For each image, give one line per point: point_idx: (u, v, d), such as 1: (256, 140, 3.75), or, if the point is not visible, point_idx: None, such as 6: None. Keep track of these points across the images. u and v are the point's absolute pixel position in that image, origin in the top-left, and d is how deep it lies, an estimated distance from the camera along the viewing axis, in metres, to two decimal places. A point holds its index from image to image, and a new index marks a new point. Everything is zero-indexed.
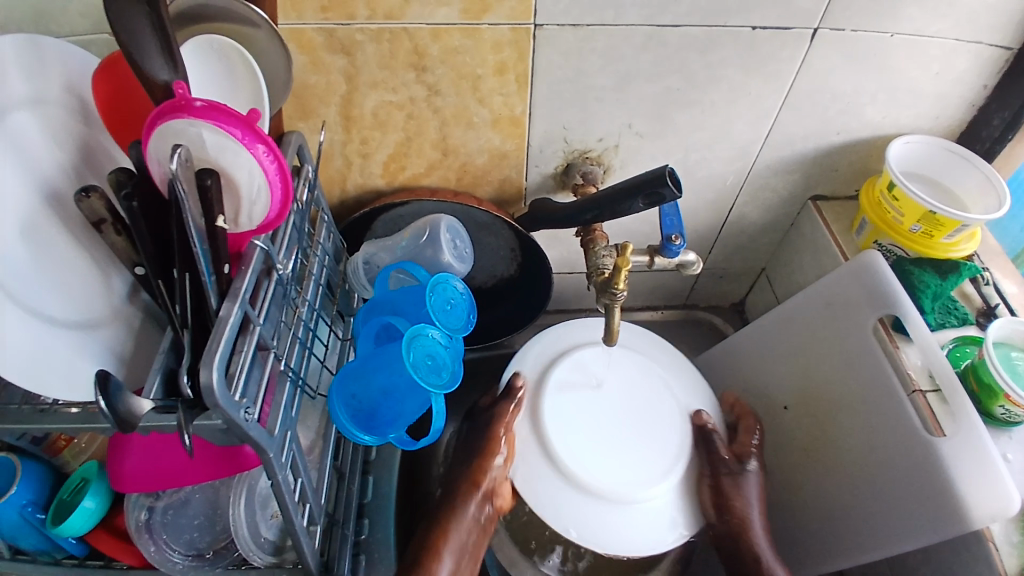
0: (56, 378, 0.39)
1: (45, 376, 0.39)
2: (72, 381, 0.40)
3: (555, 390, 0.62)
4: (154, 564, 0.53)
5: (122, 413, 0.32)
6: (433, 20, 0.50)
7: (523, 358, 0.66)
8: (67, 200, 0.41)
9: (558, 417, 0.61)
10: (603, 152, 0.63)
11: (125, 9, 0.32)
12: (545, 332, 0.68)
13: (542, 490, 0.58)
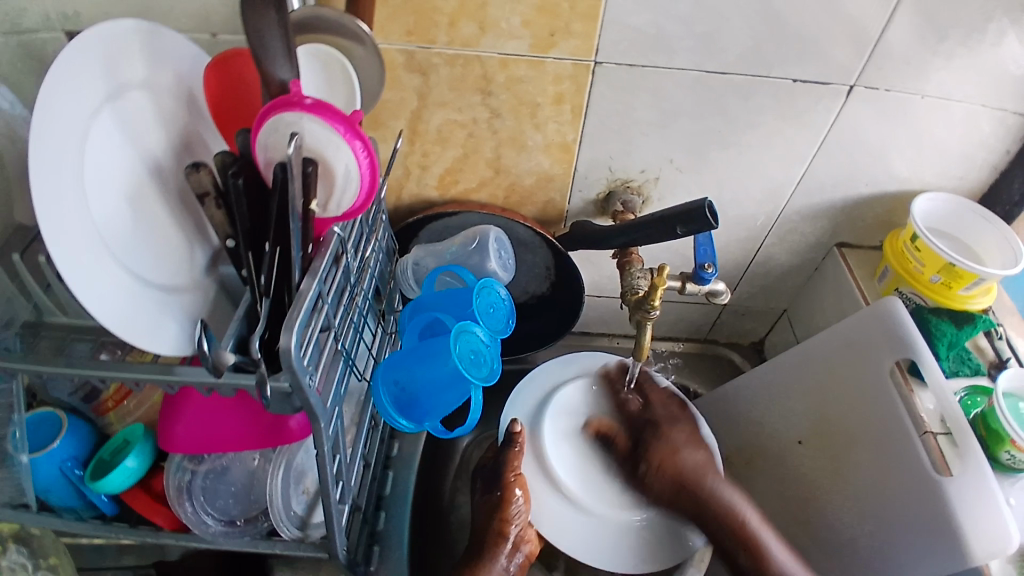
0: (143, 333, 0.42)
1: (134, 330, 0.42)
2: (155, 338, 0.43)
3: (553, 428, 0.68)
4: (188, 525, 0.55)
5: (213, 358, 0.39)
6: (503, 51, 0.55)
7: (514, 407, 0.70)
8: (168, 177, 0.46)
9: (557, 456, 0.66)
10: (643, 183, 0.67)
11: (259, 13, 0.38)
12: (524, 381, 0.72)
13: (558, 519, 0.65)
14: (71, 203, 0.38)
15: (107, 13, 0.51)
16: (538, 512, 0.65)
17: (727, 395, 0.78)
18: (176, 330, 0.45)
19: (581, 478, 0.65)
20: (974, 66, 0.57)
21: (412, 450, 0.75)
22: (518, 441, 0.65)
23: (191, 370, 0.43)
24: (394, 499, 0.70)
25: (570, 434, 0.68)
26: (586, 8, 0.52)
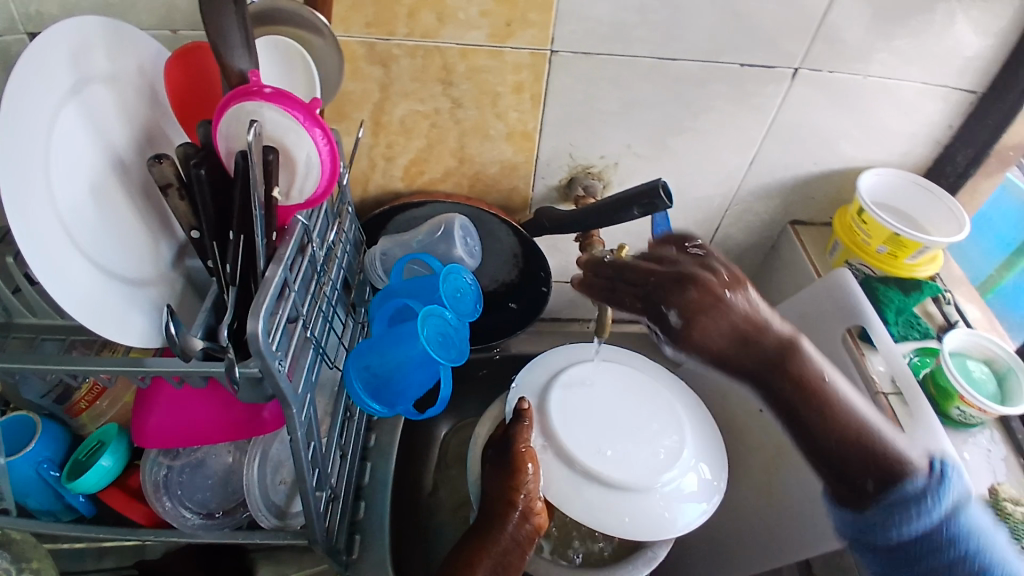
0: (110, 322, 0.43)
1: (99, 318, 0.42)
2: (121, 326, 0.44)
3: (557, 405, 0.67)
4: (167, 519, 0.56)
5: (180, 343, 0.41)
6: (463, 41, 0.57)
7: (517, 391, 0.70)
8: (129, 170, 0.47)
9: (564, 429, 0.65)
10: (604, 169, 0.70)
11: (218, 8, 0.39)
12: (525, 369, 0.72)
13: (574, 496, 0.61)
14: (39, 198, 0.39)
15: (63, 12, 0.51)
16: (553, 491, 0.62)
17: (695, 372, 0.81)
18: (143, 320, 0.46)
19: (591, 445, 0.64)
20: (912, 45, 0.60)
21: (390, 440, 0.76)
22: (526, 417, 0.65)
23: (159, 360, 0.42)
24: (372, 488, 0.72)
25: (573, 406, 0.68)
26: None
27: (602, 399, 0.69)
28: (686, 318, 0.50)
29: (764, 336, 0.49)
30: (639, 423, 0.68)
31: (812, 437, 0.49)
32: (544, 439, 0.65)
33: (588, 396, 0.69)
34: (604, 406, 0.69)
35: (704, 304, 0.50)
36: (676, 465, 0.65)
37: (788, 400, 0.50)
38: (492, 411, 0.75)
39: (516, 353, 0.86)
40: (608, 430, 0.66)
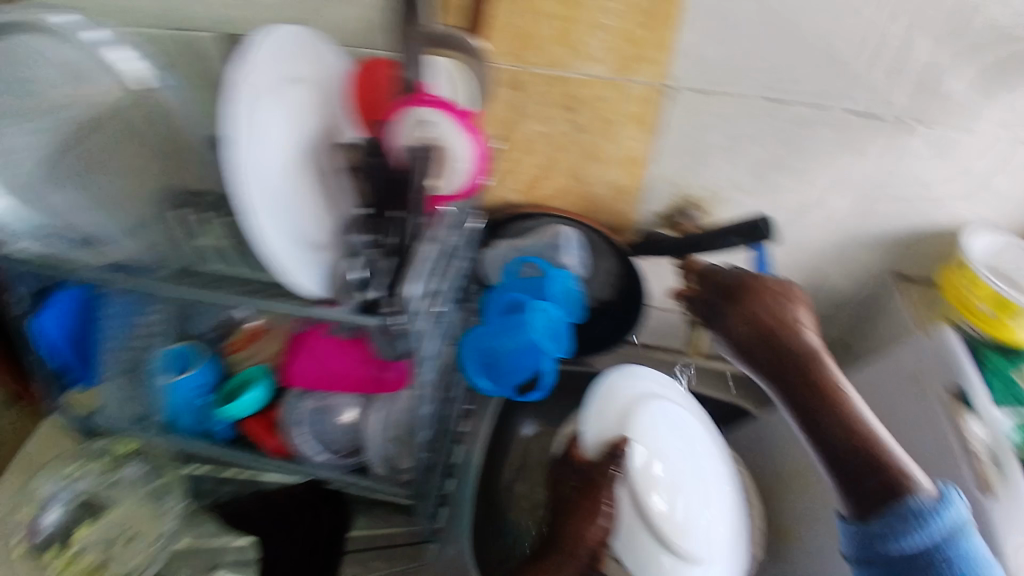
0: (294, 268, 0.54)
1: (288, 264, 0.53)
2: (301, 273, 0.54)
3: (641, 451, 0.65)
4: (300, 450, 0.67)
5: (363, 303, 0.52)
6: (587, 72, 0.64)
7: (597, 420, 0.68)
8: (316, 153, 0.58)
9: (643, 474, 0.64)
10: (709, 200, 0.74)
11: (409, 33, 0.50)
12: (605, 394, 0.69)
13: (642, 551, 0.62)
14: (259, 165, 0.51)
15: None
16: (624, 543, 0.63)
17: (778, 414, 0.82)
18: (314, 273, 0.56)
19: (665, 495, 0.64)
20: None
21: (480, 428, 0.84)
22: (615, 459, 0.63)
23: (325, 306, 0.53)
24: (463, 470, 0.80)
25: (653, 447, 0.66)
26: (663, 38, 0.61)
27: (680, 450, 0.67)
28: (727, 316, 0.64)
29: (791, 337, 0.61)
30: (709, 484, 0.67)
31: (827, 438, 0.56)
32: (626, 487, 0.64)
33: (668, 444, 0.67)
34: (681, 453, 0.67)
35: (757, 305, 0.63)
36: (732, 543, 0.66)
37: (808, 402, 0.58)
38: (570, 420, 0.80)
39: (603, 369, 0.91)
40: (681, 487, 0.65)
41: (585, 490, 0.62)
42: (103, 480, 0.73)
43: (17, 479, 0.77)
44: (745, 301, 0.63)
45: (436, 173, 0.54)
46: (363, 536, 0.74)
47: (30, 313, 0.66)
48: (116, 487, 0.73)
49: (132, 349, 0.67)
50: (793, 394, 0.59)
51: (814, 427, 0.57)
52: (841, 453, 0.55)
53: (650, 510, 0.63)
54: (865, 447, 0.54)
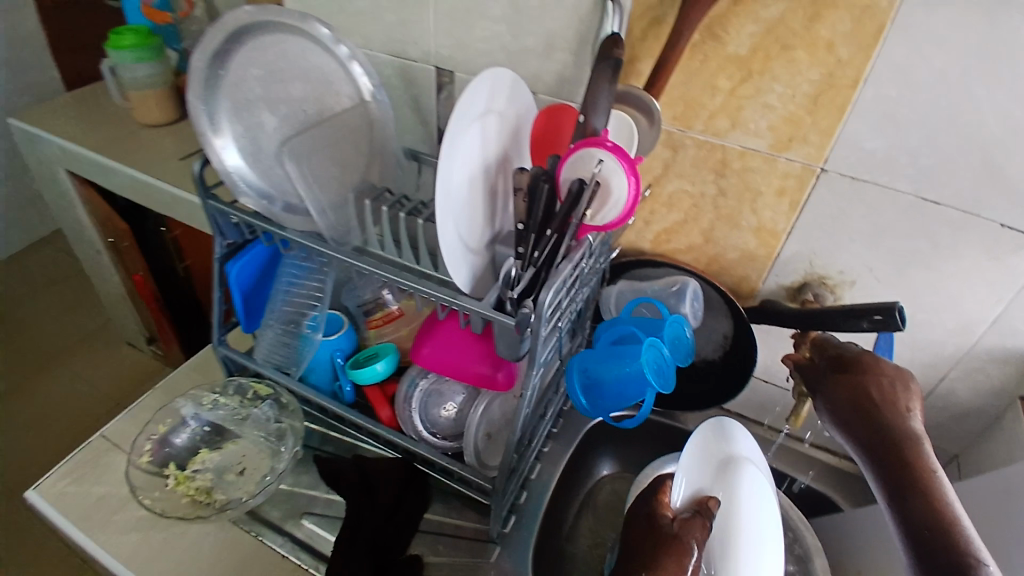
0: (454, 265, 0.62)
1: (452, 261, 0.62)
2: (456, 270, 0.63)
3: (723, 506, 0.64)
4: (404, 422, 0.74)
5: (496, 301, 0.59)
6: (745, 145, 0.72)
7: (694, 478, 0.67)
8: (491, 174, 0.67)
9: (721, 535, 0.62)
10: (839, 283, 0.77)
11: (598, 85, 0.58)
12: (705, 441, 0.69)
13: None
14: (446, 174, 0.60)
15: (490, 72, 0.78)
16: None
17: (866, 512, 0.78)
18: (466, 273, 0.65)
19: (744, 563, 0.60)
20: None
21: (561, 451, 0.88)
22: (705, 516, 0.62)
23: (467, 300, 0.61)
24: (537, 485, 0.83)
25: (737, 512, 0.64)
26: (825, 125, 0.67)
27: (768, 519, 0.63)
28: (833, 382, 0.67)
29: (891, 416, 0.62)
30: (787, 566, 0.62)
31: (907, 517, 0.55)
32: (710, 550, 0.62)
33: (755, 508, 0.63)
34: (771, 525, 0.63)
35: (867, 380, 0.65)
36: None
37: (897, 480, 0.58)
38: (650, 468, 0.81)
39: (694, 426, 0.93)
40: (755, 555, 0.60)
41: (668, 547, 0.61)
42: (234, 416, 0.83)
43: (154, 401, 0.86)
44: (855, 374, 0.66)
45: (590, 208, 0.59)
46: (436, 519, 0.79)
47: (226, 259, 0.76)
48: (243, 424, 0.82)
49: (292, 304, 0.78)
50: (883, 467, 0.60)
51: (898, 505, 0.57)
52: (918, 527, 0.54)
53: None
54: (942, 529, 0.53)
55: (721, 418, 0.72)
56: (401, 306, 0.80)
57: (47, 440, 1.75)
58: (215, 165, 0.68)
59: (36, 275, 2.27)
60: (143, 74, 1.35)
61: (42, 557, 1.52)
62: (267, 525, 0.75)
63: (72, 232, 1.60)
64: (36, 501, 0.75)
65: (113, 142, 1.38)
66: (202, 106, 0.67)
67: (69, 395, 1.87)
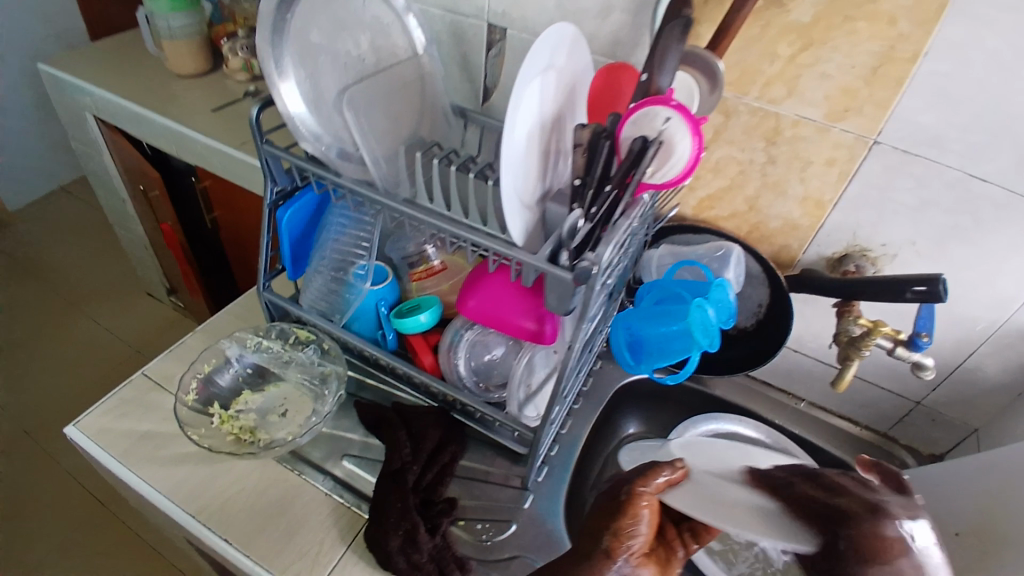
0: (512, 218, 0.63)
1: (510, 213, 0.63)
2: (513, 222, 0.64)
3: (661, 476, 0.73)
4: (448, 371, 0.77)
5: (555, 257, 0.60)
6: (800, 113, 0.73)
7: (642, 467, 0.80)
8: (547, 129, 0.67)
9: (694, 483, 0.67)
10: (880, 256, 0.79)
11: (668, 43, 0.58)
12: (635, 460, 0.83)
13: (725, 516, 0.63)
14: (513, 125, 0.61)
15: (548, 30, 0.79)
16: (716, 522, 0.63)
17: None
18: (521, 226, 0.66)
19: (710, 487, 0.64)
20: None
21: (592, 409, 0.90)
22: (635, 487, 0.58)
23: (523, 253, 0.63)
24: (568, 439, 0.86)
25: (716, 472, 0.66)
26: (882, 97, 0.68)
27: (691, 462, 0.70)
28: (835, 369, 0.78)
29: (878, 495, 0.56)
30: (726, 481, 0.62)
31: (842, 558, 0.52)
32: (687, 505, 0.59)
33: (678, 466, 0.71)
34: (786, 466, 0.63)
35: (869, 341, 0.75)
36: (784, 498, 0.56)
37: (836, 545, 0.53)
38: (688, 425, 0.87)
39: (721, 391, 0.96)
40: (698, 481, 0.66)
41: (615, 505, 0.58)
42: (276, 361, 0.84)
43: (196, 343, 0.88)
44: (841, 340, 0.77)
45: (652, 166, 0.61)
46: (479, 467, 0.82)
47: (277, 205, 0.78)
48: (287, 367, 0.84)
49: (341, 253, 0.81)
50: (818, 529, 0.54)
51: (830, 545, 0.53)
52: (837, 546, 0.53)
53: (778, 518, 0.55)
54: (851, 510, 0.52)
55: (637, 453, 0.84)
56: (446, 260, 0.82)
57: (72, 383, 1.77)
58: (277, 109, 0.66)
59: (57, 223, 2.28)
60: (177, 24, 1.36)
61: (63, 495, 1.55)
62: (310, 464, 0.78)
63: (103, 181, 1.61)
64: (78, 437, 0.77)
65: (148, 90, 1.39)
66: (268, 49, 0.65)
67: (93, 341, 1.89)
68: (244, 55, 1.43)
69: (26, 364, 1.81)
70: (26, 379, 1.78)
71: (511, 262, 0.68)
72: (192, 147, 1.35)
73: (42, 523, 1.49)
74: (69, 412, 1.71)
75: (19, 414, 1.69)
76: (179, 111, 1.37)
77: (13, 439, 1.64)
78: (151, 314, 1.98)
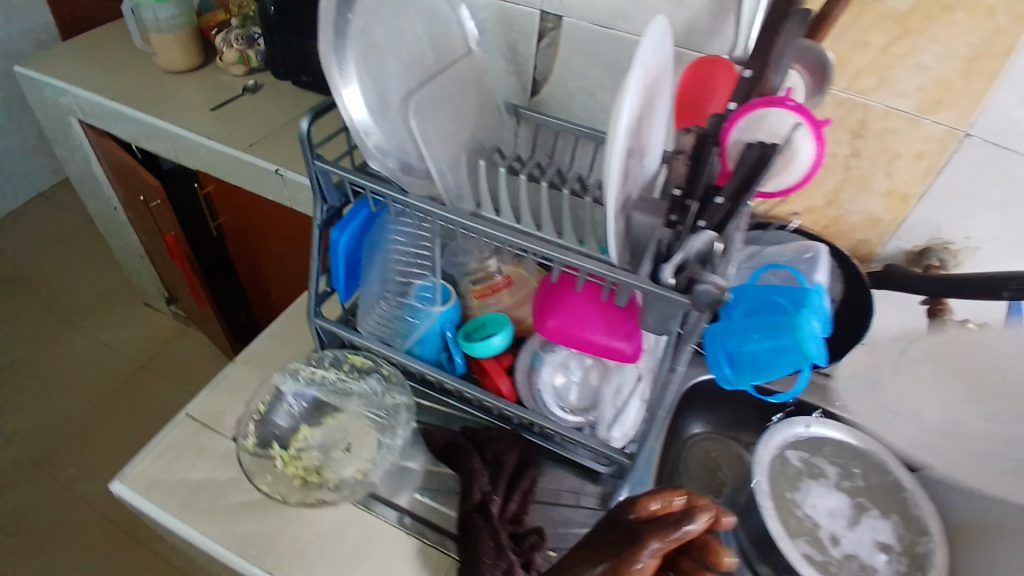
0: (616, 237, 0.58)
1: (614, 233, 0.58)
2: (616, 241, 0.59)
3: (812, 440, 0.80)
4: (527, 394, 0.72)
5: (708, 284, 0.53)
6: (891, 105, 0.68)
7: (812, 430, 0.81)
8: (638, 133, 0.61)
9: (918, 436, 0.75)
10: (963, 249, 0.76)
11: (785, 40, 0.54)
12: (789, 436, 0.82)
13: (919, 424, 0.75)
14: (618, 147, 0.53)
15: (612, 21, 0.72)
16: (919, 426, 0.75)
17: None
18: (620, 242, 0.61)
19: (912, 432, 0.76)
20: None
21: None
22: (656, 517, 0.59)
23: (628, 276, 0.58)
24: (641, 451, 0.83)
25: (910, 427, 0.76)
26: (978, 89, 0.63)
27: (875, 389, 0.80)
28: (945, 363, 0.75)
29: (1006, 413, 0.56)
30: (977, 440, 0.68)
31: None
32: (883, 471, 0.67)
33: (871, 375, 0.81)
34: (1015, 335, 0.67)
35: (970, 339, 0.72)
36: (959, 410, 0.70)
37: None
38: (785, 427, 0.81)
39: None
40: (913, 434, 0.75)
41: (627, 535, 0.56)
42: (332, 390, 0.79)
43: (242, 375, 0.82)
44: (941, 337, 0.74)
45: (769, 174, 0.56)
46: (560, 490, 0.79)
47: (328, 227, 0.71)
48: (346, 397, 0.79)
49: (403, 272, 0.75)
50: None
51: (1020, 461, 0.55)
52: None
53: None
54: None
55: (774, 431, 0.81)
56: (509, 272, 0.77)
57: (83, 402, 1.73)
58: (344, 121, 0.57)
59: (43, 231, 2.17)
60: (166, 15, 1.26)
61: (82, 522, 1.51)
62: (383, 501, 0.74)
63: (94, 189, 1.51)
64: (128, 494, 0.71)
65: (140, 92, 1.29)
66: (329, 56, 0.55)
67: (95, 358, 1.83)
68: (239, 46, 1.32)
69: (32, 388, 1.76)
70: (33, 400, 1.73)
71: (603, 281, 0.63)
72: (194, 152, 1.25)
73: (62, 552, 1.46)
74: (78, 434, 1.66)
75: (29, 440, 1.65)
76: (175, 111, 1.27)
77: (27, 468, 1.60)
78: (153, 325, 1.92)
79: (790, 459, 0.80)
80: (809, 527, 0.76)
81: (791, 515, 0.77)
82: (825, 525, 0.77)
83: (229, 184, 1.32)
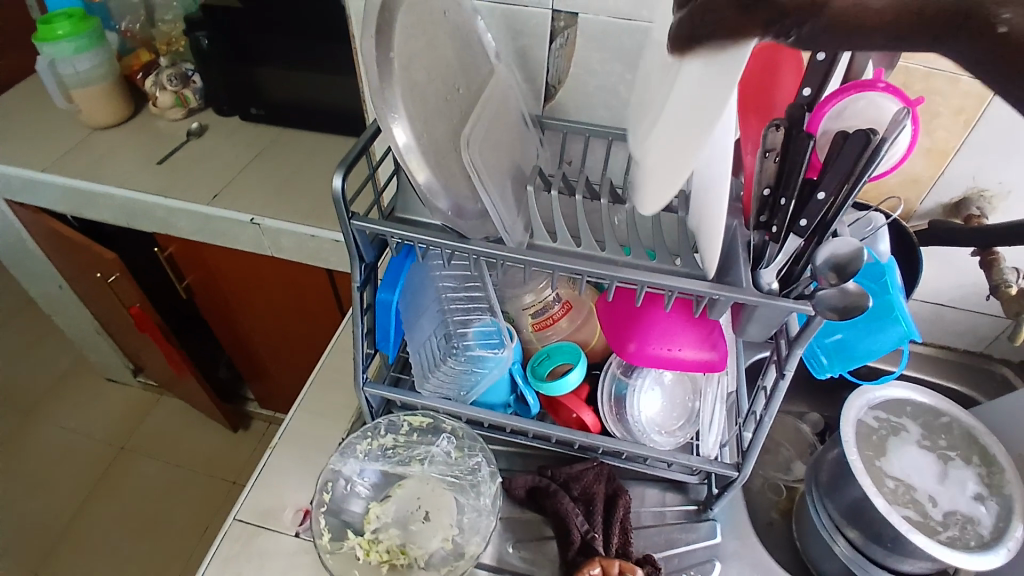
0: (713, 247, 0.54)
1: (713, 244, 0.53)
2: (710, 253, 0.54)
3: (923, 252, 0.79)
4: (613, 422, 0.68)
5: (829, 297, 0.50)
6: (930, 65, 0.66)
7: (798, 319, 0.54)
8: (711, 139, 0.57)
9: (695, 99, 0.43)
10: (998, 194, 0.76)
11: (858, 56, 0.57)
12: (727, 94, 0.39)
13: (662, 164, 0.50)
14: (720, 150, 0.48)
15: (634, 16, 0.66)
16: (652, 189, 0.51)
17: (1020, 399, 0.81)
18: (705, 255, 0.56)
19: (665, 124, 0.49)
20: None
21: None
22: None
23: (729, 291, 0.54)
24: None
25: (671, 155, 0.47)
26: None
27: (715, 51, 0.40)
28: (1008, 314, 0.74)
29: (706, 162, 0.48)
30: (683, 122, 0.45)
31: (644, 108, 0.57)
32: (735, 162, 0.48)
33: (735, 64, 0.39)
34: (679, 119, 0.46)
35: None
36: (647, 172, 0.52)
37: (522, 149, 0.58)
38: (860, 394, 0.80)
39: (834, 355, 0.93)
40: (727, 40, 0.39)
41: None
42: (397, 456, 0.72)
43: (286, 462, 0.74)
44: (998, 292, 0.73)
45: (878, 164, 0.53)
46: (652, 510, 0.75)
47: (368, 286, 0.63)
48: (410, 462, 0.72)
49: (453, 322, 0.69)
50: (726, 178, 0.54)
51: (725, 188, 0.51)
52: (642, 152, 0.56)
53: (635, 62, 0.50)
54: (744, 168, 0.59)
55: (863, 394, 0.80)
56: (566, 296, 0.70)
57: (60, 500, 1.59)
58: (391, 152, 0.51)
59: None
60: (86, 67, 1.13)
61: None
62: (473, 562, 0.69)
63: (33, 270, 1.34)
64: None
65: (73, 157, 1.15)
66: (371, 86, 0.49)
67: (64, 450, 1.67)
68: (174, 87, 1.19)
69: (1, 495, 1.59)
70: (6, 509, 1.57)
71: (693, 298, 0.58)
72: (148, 214, 1.12)
73: None
74: (68, 535, 1.53)
75: (13, 553, 1.50)
76: (116, 172, 1.12)
77: None
78: (122, 400, 1.77)
79: (869, 426, 0.79)
80: (902, 493, 0.75)
81: (885, 484, 0.75)
82: (918, 486, 0.75)
83: (193, 243, 1.20)
